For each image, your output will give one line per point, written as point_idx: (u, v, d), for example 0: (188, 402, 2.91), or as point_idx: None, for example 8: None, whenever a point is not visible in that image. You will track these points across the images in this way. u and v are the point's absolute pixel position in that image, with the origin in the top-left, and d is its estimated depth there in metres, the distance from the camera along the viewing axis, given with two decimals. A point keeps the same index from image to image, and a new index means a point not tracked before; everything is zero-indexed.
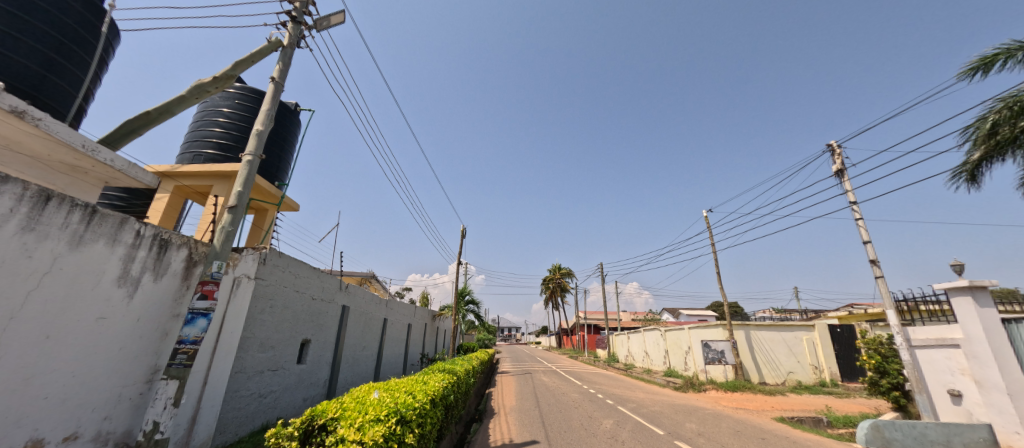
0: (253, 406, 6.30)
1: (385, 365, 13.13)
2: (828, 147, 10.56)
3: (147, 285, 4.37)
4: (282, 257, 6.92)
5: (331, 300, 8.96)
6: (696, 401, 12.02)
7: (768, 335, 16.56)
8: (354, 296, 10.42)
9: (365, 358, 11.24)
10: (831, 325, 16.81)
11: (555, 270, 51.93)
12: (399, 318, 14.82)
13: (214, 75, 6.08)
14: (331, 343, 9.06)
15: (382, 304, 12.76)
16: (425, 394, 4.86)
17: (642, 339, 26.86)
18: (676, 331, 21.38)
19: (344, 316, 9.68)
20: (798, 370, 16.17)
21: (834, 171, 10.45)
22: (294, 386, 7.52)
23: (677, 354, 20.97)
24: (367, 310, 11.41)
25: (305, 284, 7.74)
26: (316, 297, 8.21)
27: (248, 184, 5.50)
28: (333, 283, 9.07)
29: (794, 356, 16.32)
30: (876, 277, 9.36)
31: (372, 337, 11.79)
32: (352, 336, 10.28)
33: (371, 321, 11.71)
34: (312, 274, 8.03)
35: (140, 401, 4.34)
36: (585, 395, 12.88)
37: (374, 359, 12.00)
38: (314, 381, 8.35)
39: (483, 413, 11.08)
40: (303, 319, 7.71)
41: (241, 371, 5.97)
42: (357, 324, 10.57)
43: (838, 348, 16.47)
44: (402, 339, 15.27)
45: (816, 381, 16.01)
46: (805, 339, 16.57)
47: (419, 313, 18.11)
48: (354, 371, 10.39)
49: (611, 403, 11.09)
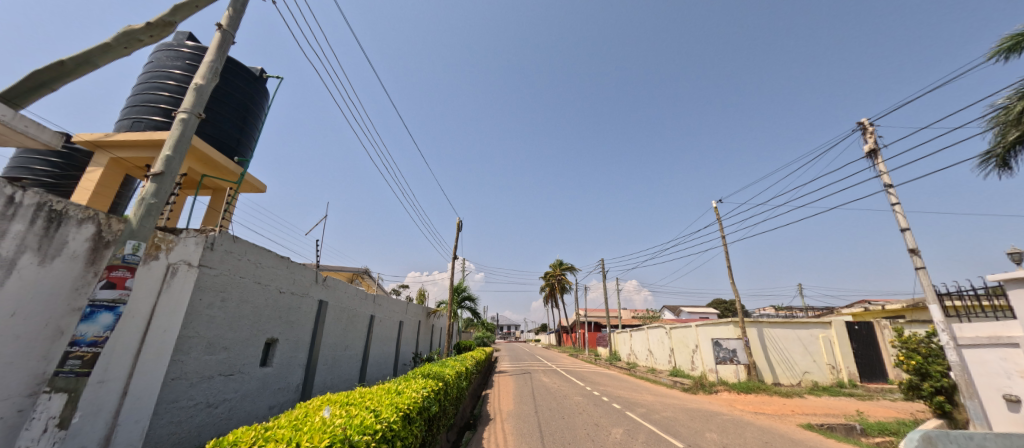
0: (199, 419, 5.26)
1: (372, 366, 12.08)
2: (858, 125, 9.55)
3: (28, 270, 3.34)
4: (238, 242, 5.87)
5: (305, 295, 7.94)
6: (711, 406, 10.96)
7: (782, 333, 15.58)
8: (335, 290, 9.38)
9: (348, 360, 10.21)
10: (848, 323, 15.88)
11: (555, 266, 51.11)
12: (388, 315, 13.80)
13: (148, 21, 4.95)
14: (305, 343, 8.02)
15: (368, 300, 11.71)
16: (397, 409, 3.82)
17: (645, 337, 25.89)
18: (682, 328, 20.41)
19: (322, 313, 8.64)
20: (814, 370, 15.22)
21: (867, 151, 9.42)
22: (256, 393, 6.49)
23: (683, 352, 20.03)
24: (351, 306, 10.38)
25: (270, 275, 6.70)
26: (285, 291, 7.18)
27: (181, 147, 4.45)
28: (308, 275, 8.04)
29: (810, 355, 15.35)
30: (917, 268, 8.37)
31: (357, 336, 10.74)
32: (332, 336, 9.24)
33: (355, 319, 10.66)
34: (280, 264, 7.00)
35: (18, 422, 3.32)
36: (590, 398, 11.89)
37: (359, 360, 10.96)
38: (284, 386, 7.31)
39: (478, 419, 10.05)
40: (268, 316, 6.68)
41: (181, 378, 4.93)
42: (337, 322, 9.53)
43: (856, 346, 15.52)
44: (392, 337, 14.23)
45: (834, 382, 15.04)
46: (822, 338, 15.59)
47: (412, 310, 17.13)
48: (334, 373, 9.37)
49: (618, 408, 10.11)
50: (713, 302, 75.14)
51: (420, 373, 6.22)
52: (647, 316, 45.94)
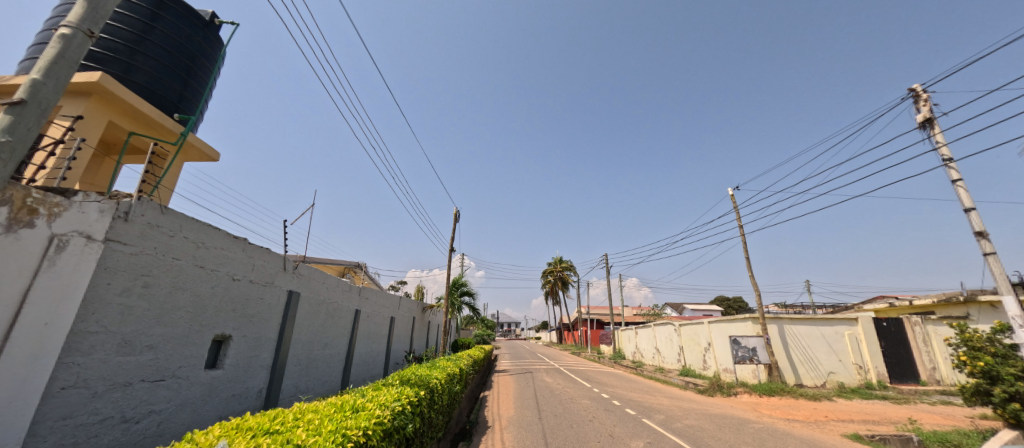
0: (111, 438, 4.09)
1: (357, 367, 10.89)
2: (909, 91, 8.35)
3: None
4: (168, 214, 4.66)
5: (272, 284, 6.74)
6: (737, 412, 9.80)
7: (804, 330, 14.44)
8: (310, 281, 8.15)
9: (327, 360, 9.02)
10: (876, 319, 14.71)
11: (555, 263, 49.97)
12: (378, 311, 12.61)
13: None
14: (271, 341, 6.81)
15: (353, 293, 10.52)
16: (344, 440, 2.55)
17: (652, 335, 24.74)
18: (692, 326, 19.26)
19: (295, 306, 7.46)
20: (839, 370, 14.05)
21: (921, 120, 8.22)
22: (201, 401, 5.31)
23: (694, 350, 18.92)
24: (331, 299, 9.17)
25: (220, 258, 5.51)
26: (242, 277, 5.99)
27: (58, 72, 3.22)
28: (274, 262, 6.83)
29: (835, 354, 14.19)
30: (987, 254, 7.19)
31: (339, 333, 9.57)
32: (306, 332, 8.04)
33: (336, 314, 9.45)
34: (234, 245, 5.82)
35: None
36: (599, 401, 10.71)
37: (341, 360, 9.75)
38: (241, 392, 6.12)
39: (474, 427, 8.81)
40: (217, 307, 5.50)
41: (78, 386, 3.76)
42: (314, 317, 8.34)
43: (885, 344, 14.38)
44: (382, 334, 13.08)
45: (861, 383, 13.87)
46: (848, 335, 14.40)
47: (405, 306, 15.96)
48: (308, 375, 8.19)
49: (633, 413, 8.99)
50: (716, 301, 73.92)
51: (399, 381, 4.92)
52: (649, 313, 44.94)
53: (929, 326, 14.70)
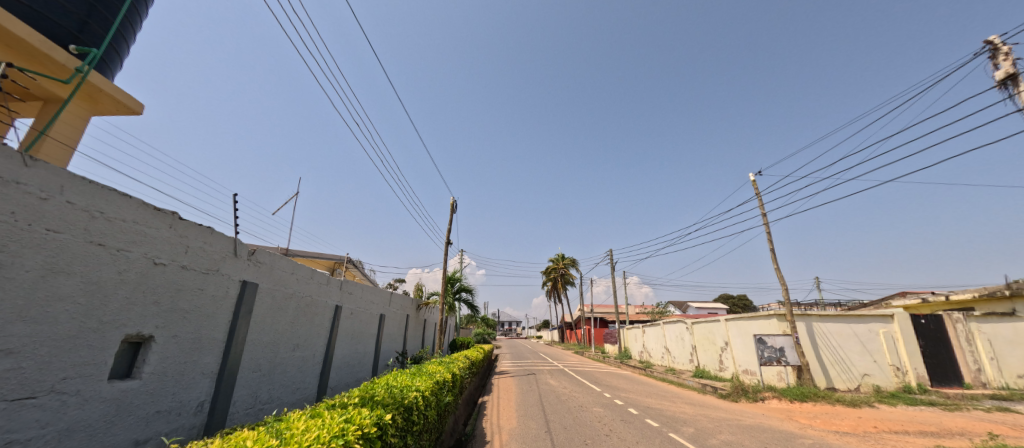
0: None
1: (337, 372, 9.57)
2: (987, 42, 7.06)
3: None
4: (36, 167, 3.39)
5: (217, 271, 5.43)
6: (776, 423, 8.55)
7: (835, 328, 13.11)
8: (274, 271, 6.81)
9: (298, 364, 7.72)
10: (914, 316, 13.41)
11: (558, 259, 48.76)
12: (364, 307, 11.30)
13: None
14: (216, 343, 5.51)
15: (333, 286, 9.20)
16: None
17: (660, 334, 23.47)
18: (706, 324, 17.95)
19: (252, 300, 6.17)
20: (874, 372, 12.73)
21: (1002, 76, 6.92)
22: (103, 425, 4.01)
23: (708, 350, 17.61)
24: (303, 293, 7.85)
25: (132, 235, 4.21)
26: (169, 262, 4.69)
27: None
28: (219, 244, 5.51)
29: (869, 355, 12.86)
30: None
31: (313, 332, 8.28)
32: (269, 331, 6.75)
33: (311, 310, 8.15)
34: (156, 220, 4.52)
35: None
36: (614, 410, 9.48)
37: (316, 363, 8.45)
38: (170, 408, 4.82)
39: (470, 442, 7.49)
40: (129, 298, 4.20)
41: None
42: (280, 313, 7.04)
43: (924, 344, 13.08)
44: (370, 334, 11.79)
45: (899, 387, 12.55)
46: (883, 334, 13.09)
47: (397, 303, 14.62)
48: (272, 382, 6.90)
49: (657, 428, 7.71)
50: (722, 299, 72.55)
51: (357, 397, 3.51)
52: (654, 311, 43.67)
53: (973, 323, 13.39)
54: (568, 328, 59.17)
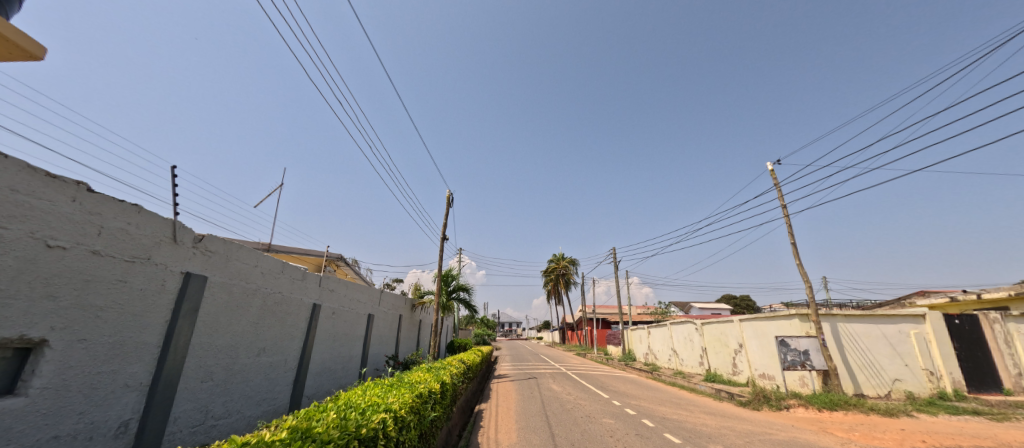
0: None
1: (315, 378, 8.54)
2: None
3: None
4: None
5: (146, 260, 4.43)
6: (814, 438, 7.50)
7: (862, 329, 12.09)
8: (231, 263, 5.78)
9: (264, 371, 6.70)
10: (947, 316, 12.37)
11: (559, 258, 47.72)
12: (349, 306, 10.27)
13: None
14: (146, 347, 4.49)
15: (310, 282, 8.17)
16: None
17: (667, 335, 22.44)
18: (718, 324, 16.90)
19: (199, 296, 5.15)
20: (905, 377, 11.70)
21: None
22: None
23: (720, 352, 16.56)
24: (271, 290, 6.82)
25: (11, 207, 3.21)
26: (73, 245, 3.68)
27: None
28: (150, 227, 4.48)
29: (900, 359, 11.83)
30: None
31: (285, 334, 7.26)
32: (225, 333, 5.73)
33: (282, 309, 7.12)
34: (51, 192, 3.52)
35: None
36: (625, 421, 8.47)
37: (288, 370, 7.42)
38: (76, 432, 3.79)
39: None
40: (5, 291, 3.19)
41: None
42: (240, 312, 6.02)
43: (958, 346, 12.05)
44: (356, 335, 10.77)
45: (934, 394, 11.53)
46: (914, 335, 12.07)
47: (387, 302, 13.58)
48: (230, 393, 5.88)
49: (678, 445, 6.68)
50: (724, 300, 71.50)
51: (285, 434, 2.45)
52: (657, 312, 42.42)
53: (1011, 324, 12.41)
54: (569, 329, 57.90)
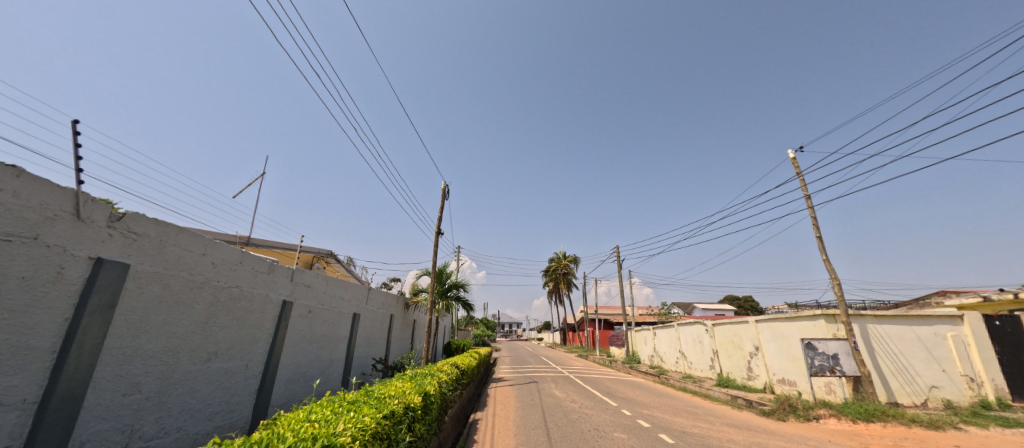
0: None
1: (286, 385, 7.51)
2: None
3: None
4: None
5: (32, 240, 3.41)
6: None
7: (894, 332, 11.04)
8: (167, 249, 4.75)
9: (217, 379, 5.67)
10: (988, 317, 11.29)
11: (561, 257, 46.50)
12: (329, 304, 9.22)
13: None
14: (32, 353, 3.45)
15: (278, 276, 7.14)
16: None
17: (674, 336, 21.37)
18: (731, 325, 15.83)
19: (117, 289, 4.11)
20: (943, 384, 10.65)
21: None
22: None
23: (733, 355, 15.50)
24: (226, 284, 5.78)
25: None
26: None
27: None
28: (36, 196, 3.44)
29: (937, 363, 10.77)
30: None
31: (245, 335, 6.24)
32: (159, 334, 4.68)
33: (241, 306, 6.09)
34: None
35: None
36: (640, 435, 7.40)
37: (250, 377, 6.38)
38: None
39: None
40: None
41: None
42: (182, 310, 4.99)
43: (1000, 350, 10.99)
44: (338, 336, 9.73)
45: (975, 402, 10.45)
46: (951, 338, 11.00)
47: (376, 300, 12.54)
48: (168, 406, 4.86)
49: None
50: (727, 300, 70.69)
51: None
52: (658, 312, 42.21)
53: None
54: (570, 330, 56.68)
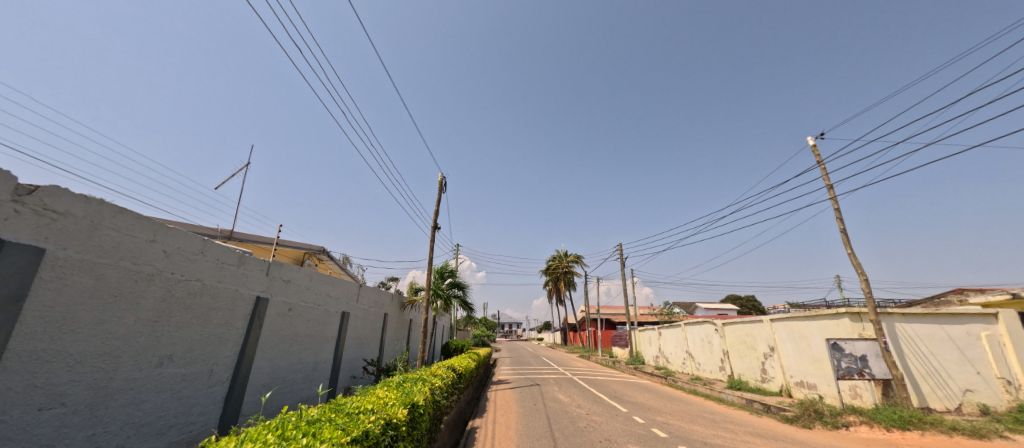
0: None
1: (262, 391, 6.72)
2: None
3: None
4: None
5: None
6: None
7: (924, 331, 10.27)
8: (101, 233, 3.95)
9: (172, 387, 4.87)
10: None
11: (561, 256, 45.67)
12: (313, 302, 8.43)
13: None
14: None
15: (252, 269, 6.35)
16: None
17: (680, 337, 20.60)
18: (742, 324, 15.06)
19: (24, 280, 3.32)
20: (978, 387, 9.87)
21: None
22: None
23: (745, 356, 14.74)
24: (184, 277, 4.99)
25: None
26: None
27: None
28: None
29: (971, 365, 9.98)
30: None
31: (209, 336, 5.44)
32: (91, 335, 3.89)
33: (202, 302, 5.29)
34: None
35: None
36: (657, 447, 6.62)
37: (215, 383, 5.60)
38: None
39: None
40: None
41: None
42: (123, 307, 4.19)
43: None
44: (325, 337, 8.96)
45: (1013, 407, 9.68)
46: (986, 338, 10.20)
47: (368, 299, 11.74)
48: (103, 421, 4.05)
49: None
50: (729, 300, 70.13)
51: None
52: (660, 312, 41.42)
53: None
54: (571, 329, 56.18)
